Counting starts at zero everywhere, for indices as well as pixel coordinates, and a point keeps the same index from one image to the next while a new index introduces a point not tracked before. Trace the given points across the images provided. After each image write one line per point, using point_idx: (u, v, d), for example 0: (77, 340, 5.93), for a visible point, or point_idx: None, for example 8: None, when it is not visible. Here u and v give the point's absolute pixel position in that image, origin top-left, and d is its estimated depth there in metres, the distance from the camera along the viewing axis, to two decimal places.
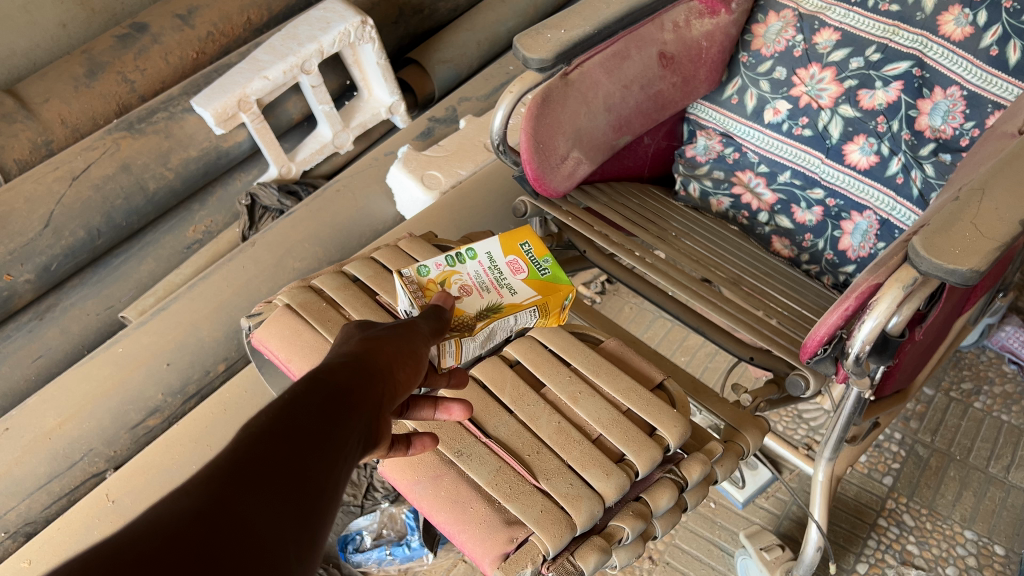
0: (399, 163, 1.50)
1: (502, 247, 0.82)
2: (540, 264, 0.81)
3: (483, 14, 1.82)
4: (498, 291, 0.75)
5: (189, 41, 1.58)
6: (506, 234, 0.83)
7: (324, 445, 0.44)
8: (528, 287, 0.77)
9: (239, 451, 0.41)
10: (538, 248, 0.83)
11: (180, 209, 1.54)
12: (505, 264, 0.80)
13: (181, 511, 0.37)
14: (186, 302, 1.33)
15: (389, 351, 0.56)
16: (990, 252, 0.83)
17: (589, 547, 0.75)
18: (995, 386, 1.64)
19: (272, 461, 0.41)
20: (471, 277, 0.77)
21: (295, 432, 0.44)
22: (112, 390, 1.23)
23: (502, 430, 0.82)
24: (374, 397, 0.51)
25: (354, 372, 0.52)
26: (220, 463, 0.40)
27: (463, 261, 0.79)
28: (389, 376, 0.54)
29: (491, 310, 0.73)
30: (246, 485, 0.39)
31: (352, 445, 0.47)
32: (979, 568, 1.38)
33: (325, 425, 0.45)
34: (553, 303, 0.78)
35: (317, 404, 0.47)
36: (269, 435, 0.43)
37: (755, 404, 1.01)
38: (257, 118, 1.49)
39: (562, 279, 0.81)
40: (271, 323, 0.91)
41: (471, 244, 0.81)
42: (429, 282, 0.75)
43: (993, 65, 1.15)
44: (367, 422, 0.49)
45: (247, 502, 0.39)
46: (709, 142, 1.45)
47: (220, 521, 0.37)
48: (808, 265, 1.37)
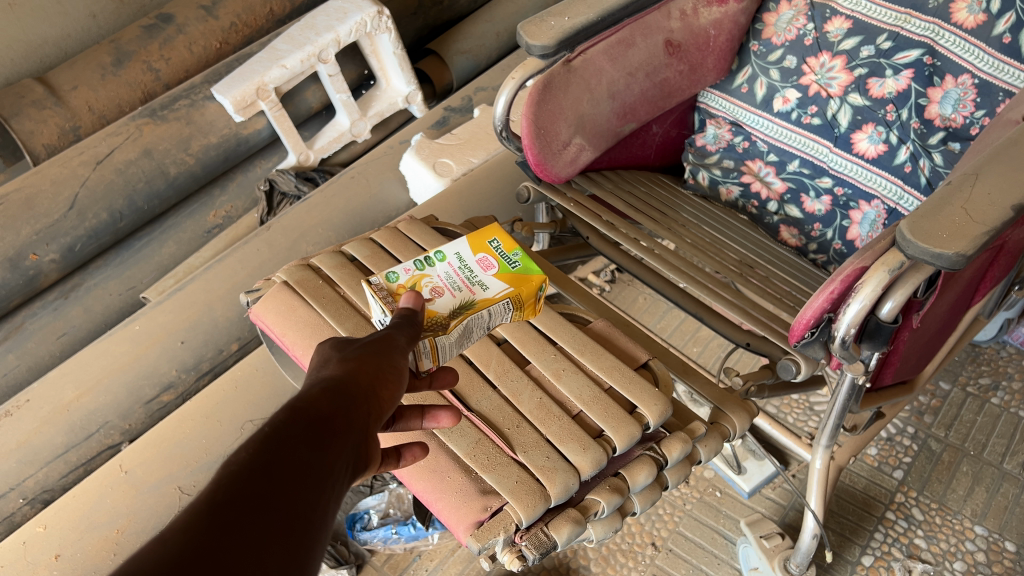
0: (412, 151, 1.53)
1: (471, 247, 0.81)
2: (510, 259, 0.81)
3: (502, 6, 1.84)
4: (469, 288, 0.75)
5: (212, 31, 1.62)
6: (474, 234, 0.83)
7: (310, 480, 0.45)
8: (500, 282, 0.77)
9: (224, 491, 0.42)
10: (506, 244, 0.83)
11: (202, 194, 1.59)
12: (476, 262, 0.79)
13: (168, 558, 0.37)
14: (202, 283, 1.37)
15: (373, 370, 0.57)
16: (977, 236, 0.82)
17: (563, 519, 0.77)
18: (1014, 381, 1.61)
19: (257, 500, 0.42)
20: (441, 278, 0.75)
21: (279, 467, 0.44)
22: (128, 366, 1.27)
23: (484, 404, 0.83)
24: (358, 421, 0.52)
25: (336, 396, 0.52)
26: (205, 505, 0.40)
27: (432, 263, 0.77)
28: (371, 397, 0.55)
29: (465, 308, 0.73)
30: (231, 527, 0.40)
31: (338, 474, 0.48)
32: (987, 563, 1.36)
33: (310, 458, 0.46)
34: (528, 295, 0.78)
35: (301, 435, 0.47)
36: (252, 473, 0.43)
37: (745, 387, 1.02)
38: (275, 105, 1.52)
39: (533, 271, 0.81)
40: (268, 298, 0.95)
41: (438, 247, 0.79)
42: (399, 288, 0.73)
43: (1004, 53, 1.14)
44: (351, 446, 0.50)
45: (232, 543, 0.39)
46: (719, 130, 1.44)
47: (206, 565, 0.37)
48: (817, 255, 1.37)
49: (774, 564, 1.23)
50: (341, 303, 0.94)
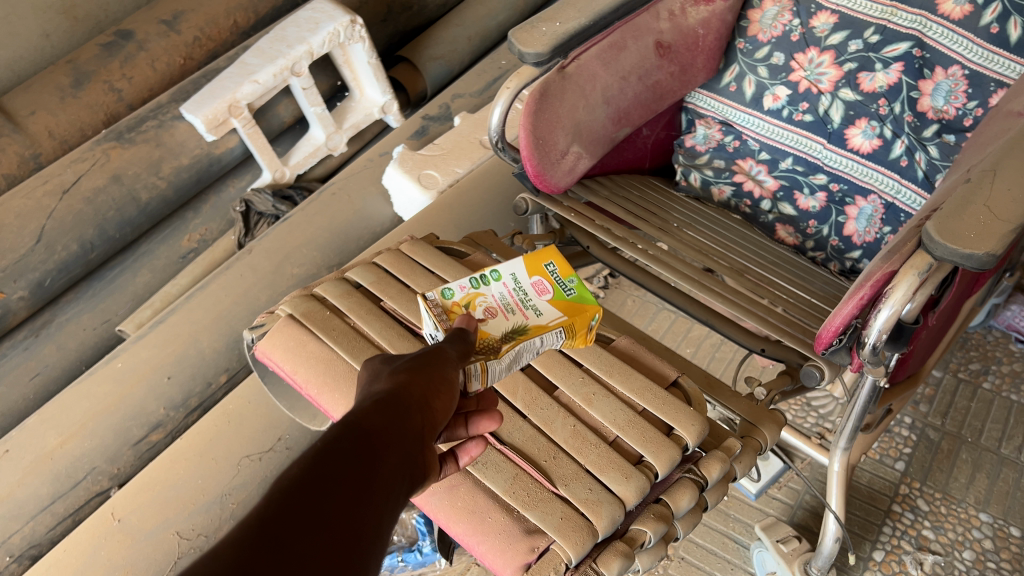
0: (394, 163, 1.48)
1: (527, 268, 0.78)
2: (565, 285, 0.78)
3: (472, 9, 1.79)
4: (523, 313, 0.72)
5: (175, 47, 1.55)
6: (531, 254, 0.80)
7: (363, 494, 0.45)
8: (555, 309, 0.74)
9: (274, 501, 0.41)
10: (563, 268, 0.80)
11: (174, 218, 1.52)
12: (531, 285, 0.76)
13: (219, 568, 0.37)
14: (185, 313, 1.31)
15: (422, 383, 0.56)
16: (1006, 234, 0.80)
17: (612, 553, 0.74)
18: (1003, 365, 1.63)
19: (312, 507, 0.42)
20: (495, 298, 0.73)
21: (330, 479, 0.44)
22: (113, 406, 1.21)
23: (516, 436, 0.79)
24: (410, 434, 0.51)
25: (387, 409, 0.52)
26: (255, 515, 0.40)
27: (487, 282, 0.75)
28: (425, 408, 0.55)
29: (517, 332, 0.70)
30: (281, 537, 0.39)
31: (391, 489, 0.47)
32: (996, 550, 1.37)
33: (362, 470, 0.46)
34: (580, 323, 0.75)
35: (352, 448, 0.47)
36: (305, 483, 0.43)
37: (770, 397, 0.99)
38: (248, 122, 1.46)
39: (588, 300, 0.78)
40: (275, 334, 0.89)
41: (495, 266, 0.77)
42: (453, 305, 0.72)
43: (994, 42, 1.14)
44: (404, 458, 0.50)
45: (284, 553, 0.39)
46: (709, 130, 1.42)
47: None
48: (814, 252, 1.34)
49: (795, 568, 1.21)
50: (352, 334, 0.89)
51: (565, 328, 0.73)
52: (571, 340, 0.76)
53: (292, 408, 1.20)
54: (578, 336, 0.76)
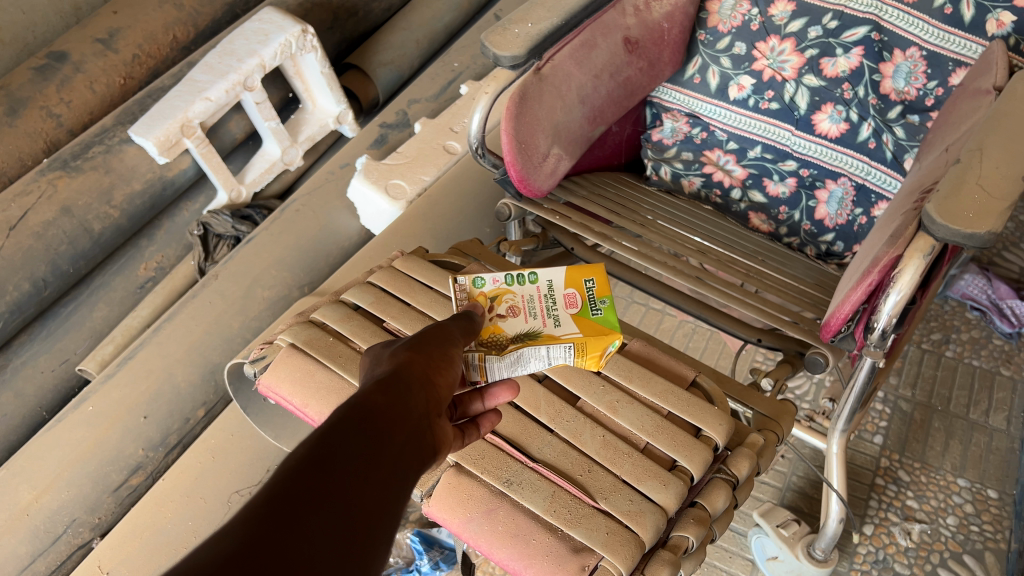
0: (359, 175, 1.45)
1: (566, 277, 0.75)
2: (595, 304, 0.74)
3: (418, 10, 1.74)
4: (542, 320, 0.71)
5: (114, 67, 1.47)
6: (578, 264, 0.76)
7: (367, 475, 0.42)
8: (574, 324, 0.72)
9: (273, 487, 0.39)
10: (603, 286, 0.75)
11: (128, 246, 1.44)
12: (562, 296, 0.73)
13: (214, 558, 0.34)
14: (154, 348, 1.26)
15: (426, 360, 0.53)
16: (1006, 211, 0.79)
17: (659, 562, 0.72)
18: (962, 333, 1.68)
19: (312, 496, 0.39)
20: (523, 299, 0.72)
21: (333, 461, 0.41)
22: (89, 453, 1.16)
23: (547, 452, 0.78)
24: (416, 411, 0.48)
25: (391, 386, 0.49)
26: (254, 504, 0.38)
27: (521, 282, 0.73)
28: (430, 384, 0.51)
29: (529, 337, 0.70)
30: (281, 523, 0.37)
31: (398, 469, 0.44)
32: (976, 513, 1.41)
33: (365, 452, 0.43)
34: (594, 345, 0.70)
35: (356, 428, 0.44)
36: (305, 466, 0.40)
37: (778, 388, 0.99)
38: (201, 142, 1.39)
39: (613, 325, 0.73)
40: (279, 365, 0.85)
41: (534, 268, 0.75)
42: (479, 294, 0.73)
43: (948, 23, 1.16)
44: (412, 438, 0.47)
45: (283, 540, 0.37)
46: (676, 124, 1.41)
47: (255, 564, 0.35)
48: (789, 238, 1.34)
49: (798, 552, 1.23)
50: (360, 359, 0.86)
51: (576, 345, 0.70)
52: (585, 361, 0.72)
53: (279, 438, 1.16)
54: (592, 358, 0.71)
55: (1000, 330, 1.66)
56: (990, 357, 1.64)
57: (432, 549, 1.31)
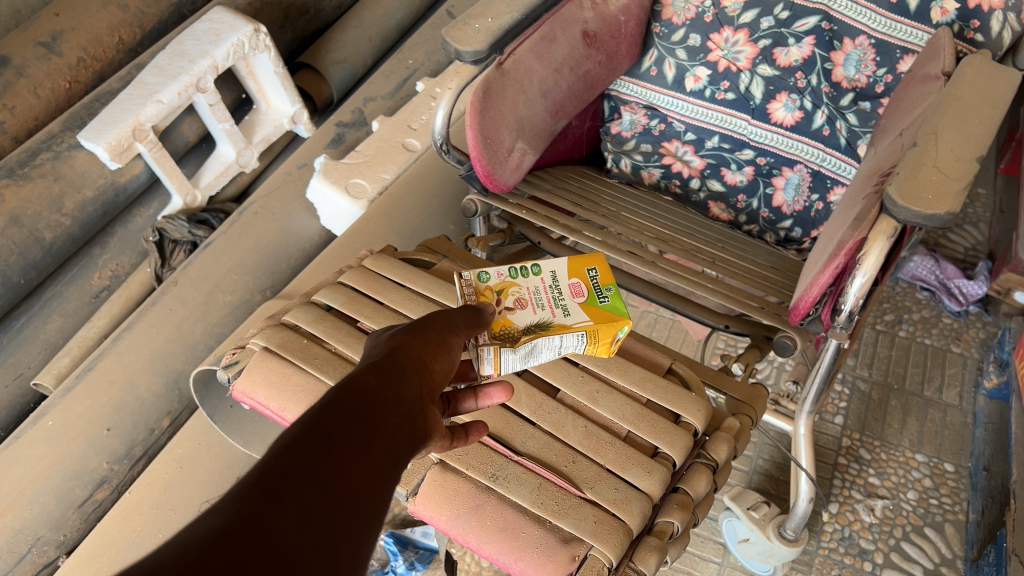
0: (318, 175, 1.45)
1: (569, 268, 0.78)
2: (601, 292, 0.77)
3: (369, 9, 1.72)
4: (551, 310, 0.73)
5: (59, 71, 1.42)
6: (578, 256, 0.80)
7: (362, 453, 0.41)
8: (583, 312, 0.74)
9: (265, 465, 0.38)
10: (604, 275, 0.79)
11: (80, 255, 1.41)
12: (567, 286, 0.76)
13: (203, 535, 0.34)
14: (115, 357, 1.26)
15: (421, 345, 0.53)
16: (961, 193, 0.81)
17: (646, 549, 0.73)
18: (914, 313, 1.72)
19: (303, 474, 0.38)
20: (529, 291, 0.75)
21: (327, 439, 0.41)
22: (50, 469, 1.16)
23: (531, 444, 0.78)
24: (410, 394, 0.48)
25: (385, 370, 0.48)
26: (245, 480, 0.37)
27: (525, 274, 0.76)
28: (424, 369, 0.51)
29: (540, 328, 0.71)
30: (272, 499, 0.37)
31: (392, 450, 0.44)
32: (935, 487, 1.45)
33: (359, 432, 0.42)
34: (605, 332, 0.73)
35: (350, 408, 0.43)
36: (297, 444, 0.40)
37: (749, 372, 1.01)
38: (154, 145, 1.36)
39: (620, 311, 0.76)
40: (253, 370, 0.84)
41: (537, 260, 0.78)
42: (485, 288, 0.75)
43: (894, 12, 1.16)
44: (406, 421, 0.46)
45: (274, 516, 0.36)
46: (634, 116, 1.39)
47: (244, 541, 0.34)
48: (748, 226, 1.33)
49: (769, 532, 1.25)
50: (336, 360, 0.85)
51: (588, 333, 0.72)
52: (596, 349, 0.75)
53: (248, 445, 1.12)
54: (603, 345, 0.74)
55: (949, 309, 1.71)
56: (941, 335, 1.68)
57: (406, 551, 1.30)
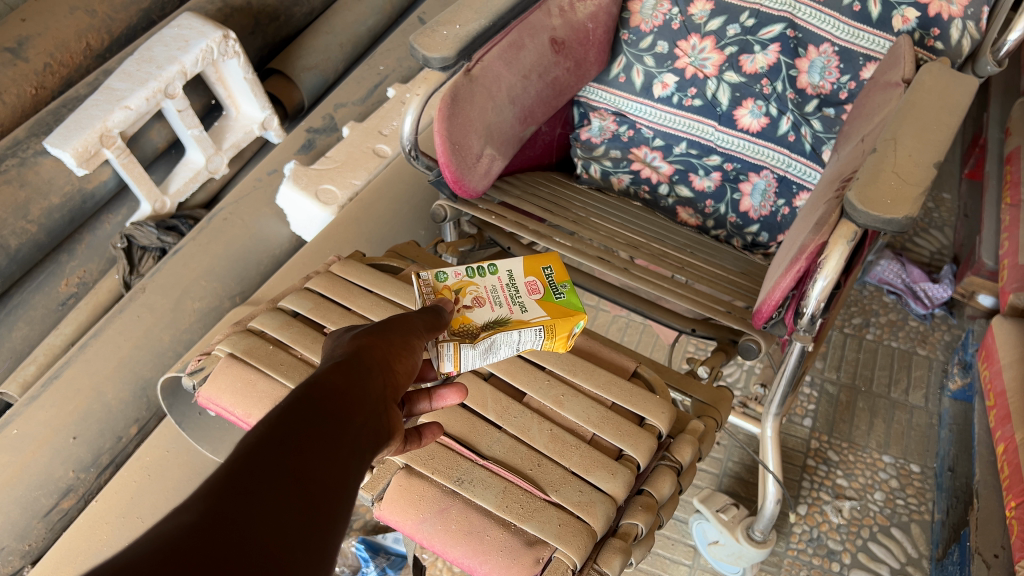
0: (289, 181, 1.45)
1: (524, 267, 0.80)
2: (557, 288, 0.78)
3: (341, 14, 1.72)
4: (509, 307, 0.74)
5: (25, 76, 1.41)
6: (532, 256, 0.81)
7: (329, 451, 0.42)
8: (540, 308, 0.75)
9: (234, 463, 0.38)
10: (559, 272, 0.81)
11: (47, 262, 1.40)
12: (524, 284, 0.78)
13: (176, 531, 0.33)
14: (81, 365, 1.25)
15: (384, 345, 0.53)
16: (919, 198, 0.82)
17: (611, 551, 0.74)
18: (881, 316, 1.75)
19: (273, 471, 0.38)
20: (486, 290, 0.76)
21: (293, 438, 0.41)
22: (16, 477, 1.16)
23: (497, 448, 0.78)
24: (375, 393, 0.48)
25: (349, 370, 0.48)
26: (216, 477, 0.37)
27: (483, 274, 0.77)
28: (388, 369, 0.51)
29: (498, 324, 0.72)
30: (243, 496, 0.37)
31: (357, 448, 0.44)
32: (902, 488, 1.47)
33: (326, 431, 0.42)
34: (562, 326, 0.74)
35: (316, 406, 0.44)
36: (266, 443, 0.40)
37: (715, 375, 1.02)
38: (122, 152, 1.35)
39: (576, 306, 0.77)
40: (218, 376, 0.84)
41: (493, 260, 0.79)
42: (444, 288, 0.75)
43: (857, 20, 1.18)
44: (371, 420, 0.46)
45: (245, 511, 0.36)
46: (603, 122, 1.39)
47: (218, 536, 0.34)
48: (716, 231, 1.34)
49: (738, 534, 1.26)
50: (302, 366, 0.85)
51: (545, 327, 0.73)
52: (554, 343, 0.76)
53: (217, 451, 1.12)
54: (560, 340, 0.75)
55: (915, 311, 1.74)
56: (907, 338, 1.70)
57: (377, 557, 1.30)
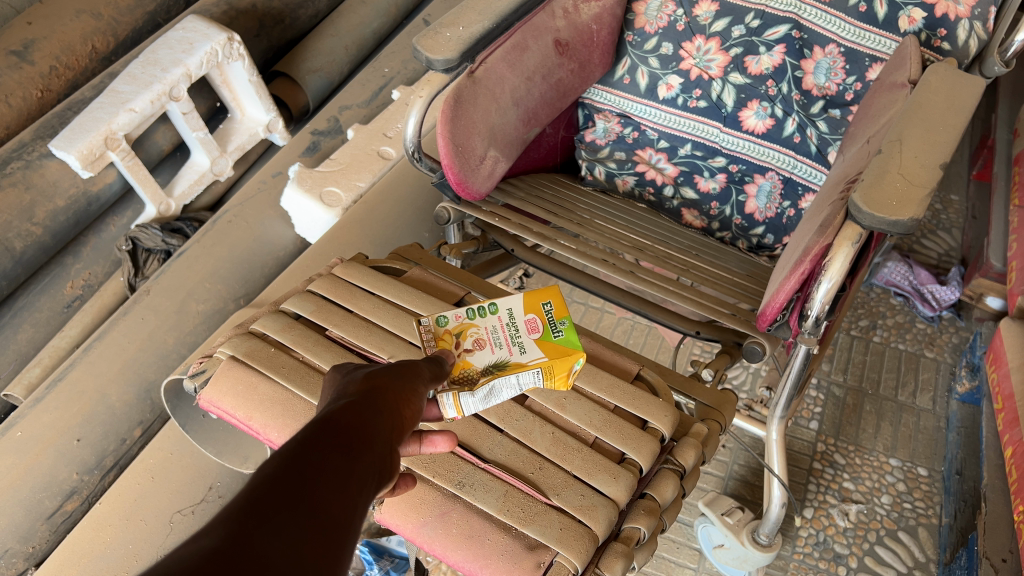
0: (293, 184, 1.47)
1: (525, 304, 0.79)
2: (556, 326, 0.77)
3: (346, 17, 1.72)
4: (508, 349, 0.74)
5: (30, 80, 1.41)
6: (533, 290, 0.80)
7: (342, 485, 0.41)
8: (539, 348, 0.75)
9: (251, 492, 0.38)
10: (560, 308, 0.79)
11: (53, 265, 1.40)
12: (524, 322, 0.77)
13: (197, 555, 0.33)
14: (86, 368, 1.25)
15: (396, 387, 0.52)
16: (925, 199, 0.81)
17: (613, 555, 0.73)
18: (888, 318, 1.73)
19: (289, 502, 0.38)
20: (487, 331, 0.75)
21: (308, 472, 0.40)
22: (19, 480, 1.16)
23: (498, 452, 0.78)
24: (389, 429, 0.47)
25: (361, 408, 0.47)
26: (235, 505, 0.37)
27: (483, 314, 0.77)
28: (398, 410, 0.50)
29: (497, 368, 0.72)
30: (260, 523, 0.36)
31: (369, 483, 0.43)
32: (909, 491, 1.45)
33: (341, 466, 0.42)
34: (561, 366, 0.74)
35: (330, 440, 0.43)
36: (281, 477, 0.39)
37: (719, 378, 1.01)
38: (127, 154, 1.36)
39: (575, 344, 0.77)
40: (220, 379, 0.84)
41: (494, 299, 0.78)
42: (444, 332, 0.75)
43: (863, 21, 1.17)
44: (383, 458, 0.45)
45: (261, 542, 0.35)
46: (608, 124, 1.38)
47: (235, 562, 0.34)
48: (721, 233, 1.32)
49: (743, 538, 1.26)
50: (303, 369, 0.85)
51: (544, 369, 0.73)
52: (554, 382, 0.76)
53: (220, 453, 1.12)
54: (560, 379, 0.75)
55: (923, 314, 1.73)
56: (915, 340, 1.69)
57: (381, 559, 1.30)
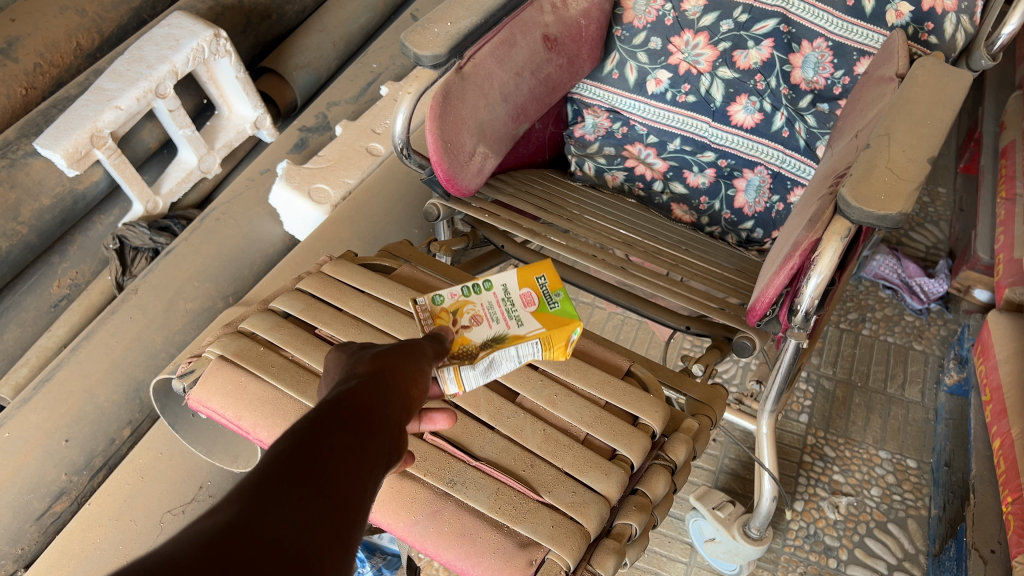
0: (282, 180, 1.46)
1: (518, 279, 0.79)
2: (551, 298, 0.78)
3: (333, 12, 1.71)
4: (505, 322, 0.74)
5: (14, 77, 1.40)
6: (525, 265, 0.80)
7: (354, 463, 0.40)
8: (536, 320, 0.75)
9: (264, 469, 0.37)
10: (553, 280, 0.80)
11: (39, 264, 1.39)
12: (519, 296, 0.77)
13: (209, 530, 0.33)
14: (74, 368, 1.25)
15: (402, 368, 0.52)
16: (913, 193, 0.81)
17: (604, 552, 0.73)
18: (877, 311, 1.74)
19: (302, 478, 0.38)
20: (484, 307, 0.75)
21: (320, 449, 0.40)
22: (7, 482, 1.15)
23: (489, 450, 0.78)
24: (398, 410, 0.47)
25: (370, 388, 0.47)
26: (249, 480, 0.36)
27: (478, 291, 0.76)
28: (405, 390, 0.50)
29: (496, 341, 0.72)
30: (275, 498, 0.36)
31: (378, 463, 0.42)
32: (898, 483, 1.46)
33: (352, 445, 0.41)
34: (558, 336, 0.75)
35: (341, 418, 0.43)
36: (293, 454, 0.39)
37: (709, 373, 1.00)
38: (113, 152, 1.35)
39: (571, 314, 0.78)
40: (209, 379, 0.84)
41: (488, 276, 0.78)
42: (441, 310, 0.74)
43: (851, 14, 1.18)
44: (391, 439, 0.45)
45: (274, 517, 0.35)
46: (597, 119, 1.37)
47: (248, 538, 0.33)
48: (710, 228, 1.32)
49: (734, 531, 1.26)
50: (293, 368, 0.84)
51: (543, 339, 0.74)
52: (552, 353, 0.76)
53: (210, 453, 1.12)
54: (559, 349, 0.75)
55: (911, 306, 1.73)
56: (903, 333, 1.70)
57: (373, 557, 1.29)
